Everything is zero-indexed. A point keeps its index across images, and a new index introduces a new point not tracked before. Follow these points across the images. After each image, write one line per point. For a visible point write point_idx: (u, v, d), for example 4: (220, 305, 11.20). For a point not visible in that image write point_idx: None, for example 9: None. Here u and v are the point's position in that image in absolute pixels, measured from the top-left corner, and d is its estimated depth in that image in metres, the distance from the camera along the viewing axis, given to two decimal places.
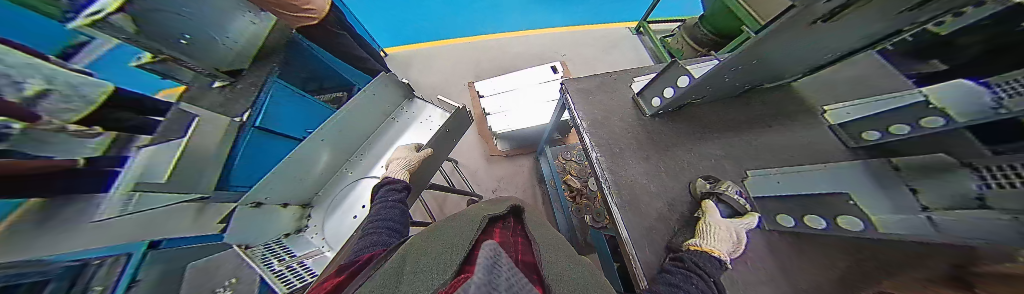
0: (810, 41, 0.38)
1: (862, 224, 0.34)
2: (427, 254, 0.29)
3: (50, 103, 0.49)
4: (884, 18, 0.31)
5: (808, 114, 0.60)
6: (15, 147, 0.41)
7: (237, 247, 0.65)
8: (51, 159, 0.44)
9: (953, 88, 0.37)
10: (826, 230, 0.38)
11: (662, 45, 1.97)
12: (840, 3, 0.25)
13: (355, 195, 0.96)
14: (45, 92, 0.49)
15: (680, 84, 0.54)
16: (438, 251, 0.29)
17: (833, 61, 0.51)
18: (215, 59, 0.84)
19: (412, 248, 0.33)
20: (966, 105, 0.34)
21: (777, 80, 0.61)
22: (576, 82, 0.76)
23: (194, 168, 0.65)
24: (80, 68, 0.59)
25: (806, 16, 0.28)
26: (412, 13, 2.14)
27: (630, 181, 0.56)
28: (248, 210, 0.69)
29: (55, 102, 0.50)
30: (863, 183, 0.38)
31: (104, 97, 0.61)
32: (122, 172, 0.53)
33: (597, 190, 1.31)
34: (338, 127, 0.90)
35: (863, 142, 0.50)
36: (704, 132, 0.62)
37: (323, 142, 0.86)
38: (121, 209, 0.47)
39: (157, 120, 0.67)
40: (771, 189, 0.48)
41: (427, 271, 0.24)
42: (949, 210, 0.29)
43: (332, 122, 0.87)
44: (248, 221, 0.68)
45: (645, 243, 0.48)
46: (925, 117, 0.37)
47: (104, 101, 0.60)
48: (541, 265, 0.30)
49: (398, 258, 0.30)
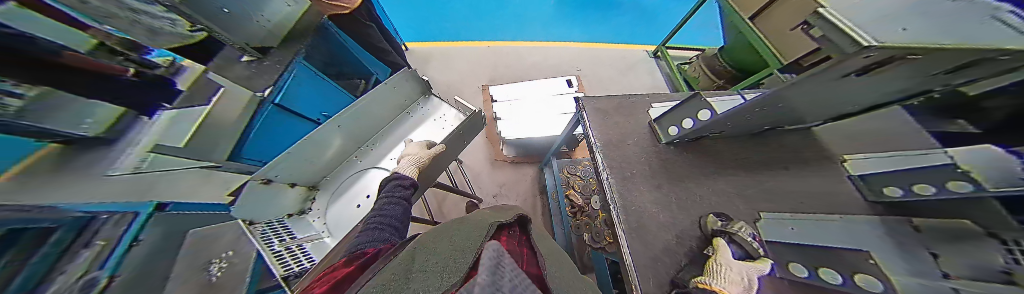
0: (841, 90, 0.37)
1: (882, 285, 0.29)
2: (436, 253, 0.30)
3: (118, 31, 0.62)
4: (920, 77, 0.31)
5: (828, 162, 0.59)
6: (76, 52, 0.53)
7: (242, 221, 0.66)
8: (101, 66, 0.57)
9: (981, 155, 0.35)
10: (841, 285, 0.31)
11: (678, 71, 1.98)
12: (873, 60, 0.24)
13: (361, 184, 0.97)
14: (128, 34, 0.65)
15: (700, 117, 0.55)
16: (445, 252, 0.29)
17: (859, 112, 0.50)
18: (246, 35, 0.87)
19: (422, 244, 0.34)
20: (990, 172, 0.32)
21: (797, 123, 0.59)
22: (593, 101, 0.77)
23: (211, 137, 0.69)
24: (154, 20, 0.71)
25: (842, 70, 0.28)
26: (437, 14, 2.25)
27: (640, 208, 0.55)
28: (259, 187, 0.71)
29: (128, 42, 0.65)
30: (886, 244, 0.36)
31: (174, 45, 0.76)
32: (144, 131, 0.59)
33: (599, 209, 1.28)
34: (356, 114, 0.92)
35: (885, 197, 0.47)
36: (719, 168, 0.61)
37: (338, 128, 0.88)
38: (136, 167, 0.51)
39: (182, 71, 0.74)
40: (784, 235, 0.45)
41: (435, 272, 0.24)
42: (971, 281, 0.25)
43: (352, 109, 0.89)
44: (255, 197, 0.70)
45: (649, 274, 0.46)
46: (950, 180, 0.36)
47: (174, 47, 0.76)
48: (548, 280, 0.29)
49: (407, 255, 0.31)
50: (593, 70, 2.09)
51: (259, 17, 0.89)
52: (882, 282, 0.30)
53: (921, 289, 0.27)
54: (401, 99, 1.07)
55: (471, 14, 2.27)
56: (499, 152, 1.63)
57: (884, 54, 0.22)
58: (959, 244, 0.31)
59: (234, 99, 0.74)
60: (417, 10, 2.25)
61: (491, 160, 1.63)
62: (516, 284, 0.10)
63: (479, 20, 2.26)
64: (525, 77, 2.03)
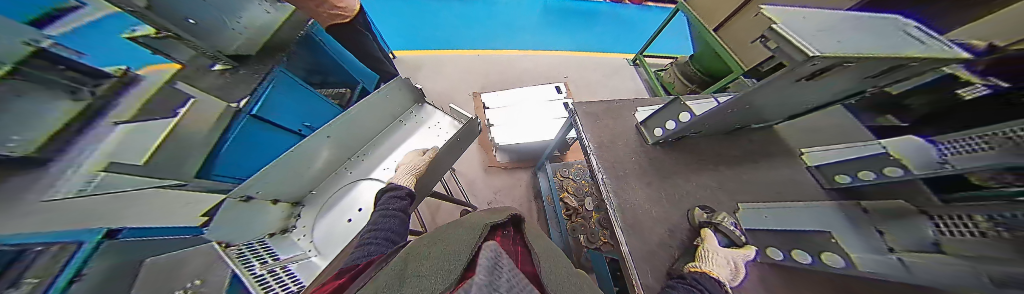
0: (789, 94, 0.43)
1: (843, 261, 0.34)
2: (429, 259, 0.28)
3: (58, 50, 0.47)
4: (857, 80, 0.36)
5: (791, 155, 0.65)
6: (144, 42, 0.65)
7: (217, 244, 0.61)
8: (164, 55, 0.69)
9: (910, 146, 0.43)
10: (812, 264, 0.38)
11: (656, 77, 2.12)
12: (819, 67, 0.28)
13: (350, 197, 0.93)
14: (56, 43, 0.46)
15: (681, 119, 0.62)
16: (438, 257, 0.28)
17: (809, 111, 0.57)
18: (220, 42, 0.84)
19: (413, 252, 0.32)
20: (921, 160, 0.39)
21: (763, 122, 0.66)
22: (585, 106, 0.81)
23: (177, 150, 0.65)
24: (50, 36, 0.46)
25: (793, 75, 0.32)
26: (427, 24, 2.28)
27: (635, 205, 0.57)
28: (237, 204, 0.66)
29: (58, 53, 0.47)
30: (840, 222, 0.42)
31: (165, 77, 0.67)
32: (104, 142, 0.50)
33: (594, 210, 1.31)
34: (345, 124, 0.88)
35: (836, 183, 0.55)
36: (701, 164, 0.65)
37: (328, 138, 0.84)
38: (79, 189, 0.42)
39: (122, 91, 0.58)
40: (759, 222, 0.48)
41: (429, 276, 0.23)
42: (913, 253, 0.30)
43: (341, 120, 0.86)
44: (232, 217, 0.65)
45: (648, 267, 0.48)
46: (887, 166, 0.41)
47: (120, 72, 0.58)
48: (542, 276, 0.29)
49: (398, 261, 0.29)
50: (580, 76, 2.17)
51: (234, 24, 0.87)
52: (844, 259, 0.35)
53: (881, 265, 0.31)
54: (392, 107, 1.04)
55: (459, 24, 2.33)
56: (492, 157, 1.63)
57: (826, 63, 0.27)
58: (900, 222, 0.36)
59: (206, 111, 0.72)
60: (407, 20, 2.28)
61: (485, 167, 1.62)
62: (517, 278, 0.10)
63: (468, 29, 2.31)
64: (515, 83, 2.07)
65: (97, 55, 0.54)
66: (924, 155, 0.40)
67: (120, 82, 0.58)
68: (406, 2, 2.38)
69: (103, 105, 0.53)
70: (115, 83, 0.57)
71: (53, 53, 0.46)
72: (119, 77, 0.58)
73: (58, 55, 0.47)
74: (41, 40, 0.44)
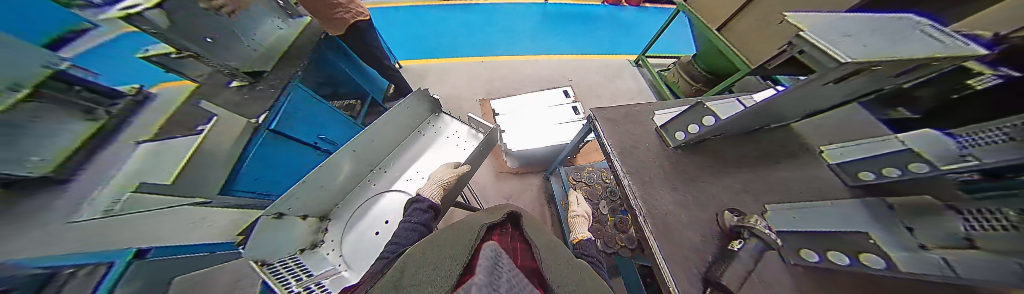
0: (802, 98, 0.45)
1: (884, 262, 0.33)
2: (429, 267, 0.27)
3: (77, 73, 0.55)
4: (876, 81, 0.37)
5: (811, 154, 0.66)
6: (166, 64, 0.71)
7: (254, 264, 0.61)
8: (181, 73, 0.74)
9: (927, 140, 0.43)
10: (850, 266, 0.38)
11: (661, 78, 2.14)
12: (847, 72, 0.29)
13: (377, 210, 0.96)
14: (70, 66, 0.53)
15: (705, 123, 0.63)
16: (437, 260, 0.28)
17: (827, 110, 0.57)
18: (238, 59, 0.88)
19: (412, 260, 0.32)
20: (939, 154, 0.39)
21: (781, 121, 0.67)
22: (601, 112, 0.82)
23: (203, 166, 0.67)
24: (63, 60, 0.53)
25: (822, 78, 0.32)
26: (430, 33, 2.33)
27: (662, 210, 0.58)
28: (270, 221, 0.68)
29: (74, 75, 0.54)
30: (867, 220, 0.40)
31: (184, 94, 0.74)
32: (112, 177, 0.52)
33: (610, 216, 1.32)
34: (369, 137, 0.90)
35: (860, 180, 0.54)
36: (723, 166, 0.66)
37: (353, 152, 0.87)
38: (105, 211, 0.45)
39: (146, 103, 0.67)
40: (790, 224, 0.48)
41: (427, 283, 0.22)
42: (949, 250, 0.29)
43: (366, 133, 0.87)
44: (268, 232, 0.67)
45: (682, 273, 0.48)
46: (913, 163, 0.41)
47: (134, 89, 0.66)
48: (542, 268, 0.30)
49: (396, 271, 0.30)
50: (585, 79, 2.19)
51: (249, 42, 0.92)
52: (885, 260, 0.34)
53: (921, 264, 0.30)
54: (411, 119, 1.06)
55: (462, 31, 2.37)
56: (503, 163, 1.64)
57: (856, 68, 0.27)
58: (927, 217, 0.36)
59: (230, 126, 0.76)
60: (409, 31, 2.32)
61: (496, 173, 1.62)
62: (516, 277, 0.14)
63: (471, 37, 2.35)
64: (521, 88, 2.09)
65: (108, 74, 0.61)
66: (943, 147, 0.40)
67: (134, 98, 0.66)
68: (410, 14, 2.44)
69: (116, 122, 0.60)
70: (128, 99, 0.64)
71: (69, 75, 0.53)
72: (132, 96, 0.65)
73: (72, 76, 0.53)
74: (58, 62, 0.51)
